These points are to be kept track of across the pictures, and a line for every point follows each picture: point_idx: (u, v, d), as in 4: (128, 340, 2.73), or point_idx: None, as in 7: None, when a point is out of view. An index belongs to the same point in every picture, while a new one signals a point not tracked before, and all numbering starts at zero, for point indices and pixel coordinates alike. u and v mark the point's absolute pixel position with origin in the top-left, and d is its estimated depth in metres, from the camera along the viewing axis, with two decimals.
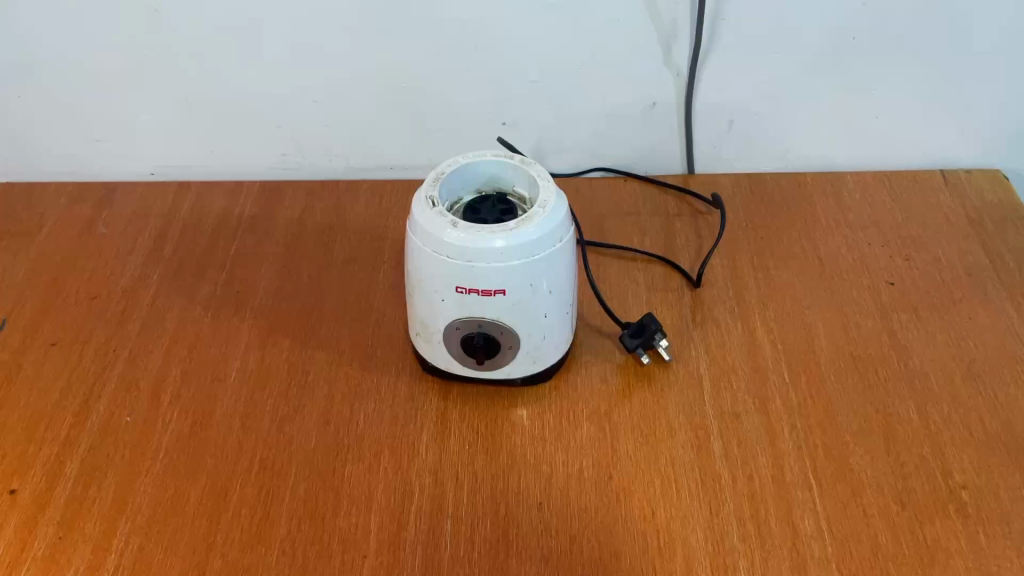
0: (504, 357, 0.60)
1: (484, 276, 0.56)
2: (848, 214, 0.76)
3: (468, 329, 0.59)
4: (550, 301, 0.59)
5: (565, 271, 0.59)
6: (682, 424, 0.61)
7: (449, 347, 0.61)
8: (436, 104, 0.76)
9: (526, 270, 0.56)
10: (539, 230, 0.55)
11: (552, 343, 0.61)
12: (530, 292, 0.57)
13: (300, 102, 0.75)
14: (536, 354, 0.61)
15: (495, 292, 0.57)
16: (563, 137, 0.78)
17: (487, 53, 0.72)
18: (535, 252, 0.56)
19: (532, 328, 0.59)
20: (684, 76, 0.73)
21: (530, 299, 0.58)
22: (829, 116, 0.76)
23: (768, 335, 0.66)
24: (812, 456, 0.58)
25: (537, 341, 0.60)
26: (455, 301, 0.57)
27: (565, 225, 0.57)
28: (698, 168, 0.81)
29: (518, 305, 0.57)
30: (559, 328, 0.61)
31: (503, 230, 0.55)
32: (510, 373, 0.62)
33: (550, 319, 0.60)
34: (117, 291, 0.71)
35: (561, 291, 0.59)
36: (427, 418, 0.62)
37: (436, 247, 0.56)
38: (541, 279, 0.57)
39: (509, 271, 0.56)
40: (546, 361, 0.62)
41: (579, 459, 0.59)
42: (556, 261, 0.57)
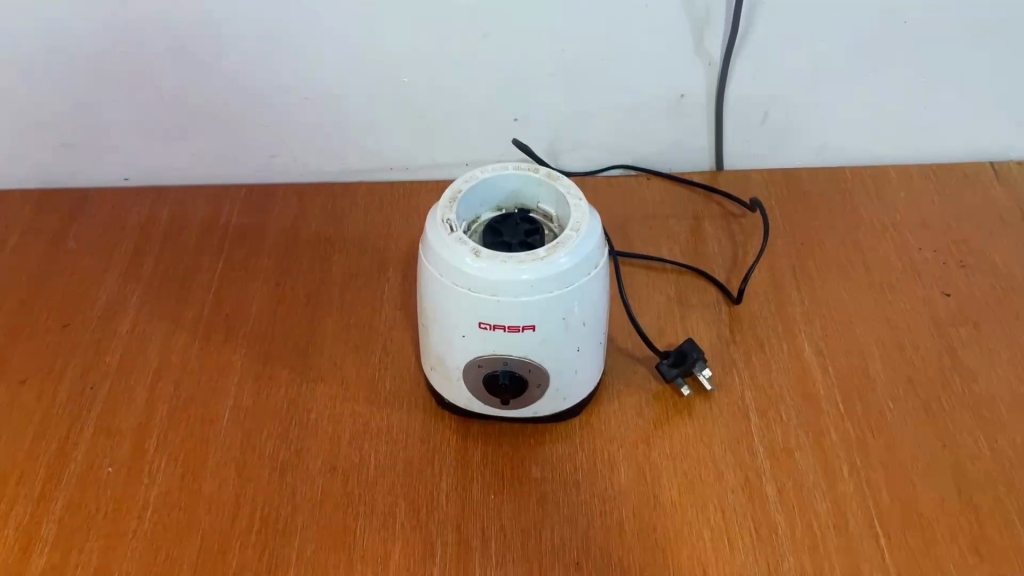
0: (532, 396, 0.54)
1: (510, 310, 0.49)
2: (895, 214, 0.70)
3: (493, 367, 0.52)
4: (583, 334, 0.52)
5: (600, 300, 0.52)
6: (730, 464, 0.55)
7: (470, 386, 0.54)
8: (441, 99, 0.68)
9: (558, 302, 0.49)
10: (572, 259, 0.49)
11: (584, 378, 0.55)
12: (562, 327, 0.51)
13: (290, 99, 0.68)
14: (567, 391, 0.55)
15: (522, 328, 0.50)
16: (582, 133, 0.71)
17: (499, 43, 0.64)
18: (569, 282, 0.49)
19: (563, 364, 0.53)
20: (716, 66, 0.66)
21: (562, 334, 0.51)
22: (873, 107, 0.69)
23: (817, 359, 0.60)
24: (875, 500, 0.53)
25: (568, 377, 0.54)
26: (477, 338, 0.51)
27: (599, 249, 0.51)
28: (728, 164, 0.74)
29: (548, 341, 0.51)
30: (592, 361, 0.55)
31: (532, 260, 0.48)
32: (537, 412, 0.56)
33: (583, 353, 0.53)
34: (92, 316, 0.64)
35: (595, 323, 0.53)
36: (445, 463, 0.55)
37: (456, 278, 0.49)
38: (574, 311, 0.50)
39: (539, 306, 0.49)
40: (577, 396, 0.56)
41: (617, 508, 0.53)
42: (591, 289, 0.51)
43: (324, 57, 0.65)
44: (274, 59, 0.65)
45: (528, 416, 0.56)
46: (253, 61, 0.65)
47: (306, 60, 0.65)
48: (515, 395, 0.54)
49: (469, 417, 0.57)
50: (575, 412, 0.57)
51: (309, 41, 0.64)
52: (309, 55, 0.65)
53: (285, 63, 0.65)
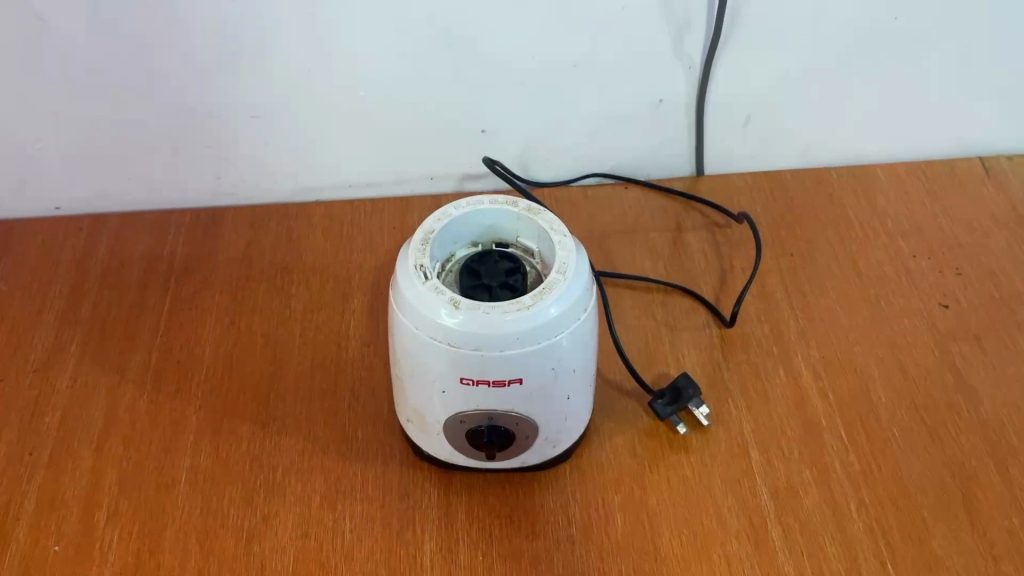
0: (518, 447, 0.50)
1: (495, 365, 0.44)
2: (885, 219, 0.67)
3: (476, 422, 0.48)
4: (573, 381, 0.48)
5: (590, 344, 0.48)
6: (732, 508, 0.51)
7: (452, 440, 0.50)
8: (401, 114, 0.63)
9: (548, 355, 0.45)
10: (561, 307, 0.44)
11: (573, 423, 0.51)
12: (551, 377, 0.46)
13: (235, 118, 0.62)
14: (556, 438, 0.51)
15: (509, 382, 0.46)
16: (554, 142, 0.66)
17: (463, 53, 0.59)
18: (558, 332, 0.45)
19: (553, 413, 0.49)
20: (696, 70, 0.61)
21: (551, 384, 0.47)
22: (860, 107, 0.66)
23: (816, 384, 0.57)
24: (886, 541, 0.50)
25: (557, 425, 0.50)
26: (459, 393, 0.46)
27: (588, 291, 0.46)
28: (708, 169, 0.70)
29: (537, 391, 0.47)
30: (582, 405, 0.51)
31: (517, 310, 0.43)
32: (526, 462, 0.52)
33: (573, 400, 0.49)
34: (27, 370, 0.58)
35: (586, 367, 0.49)
36: (428, 522, 0.51)
37: (433, 333, 0.44)
38: (564, 360, 0.46)
39: (527, 359, 0.45)
40: (566, 442, 0.52)
41: (616, 564, 0.49)
42: (581, 335, 0.47)
43: (272, 71, 0.59)
44: (216, 77, 0.59)
45: (515, 466, 0.52)
46: (192, 80, 0.59)
47: (252, 76, 0.59)
48: (501, 448, 0.49)
49: (450, 468, 0.53)
50: (564, 457, 0.53)
51: (254, 56, 0.58)
52: (255, 71, 0.59)
53: (228, 79, 0.59)
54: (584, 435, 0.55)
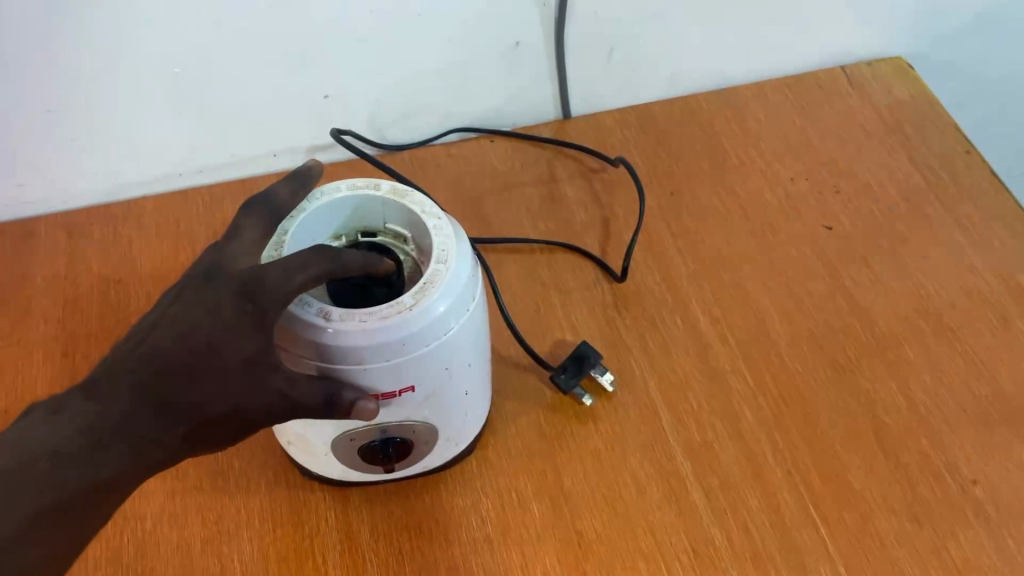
0: (417, 452, 0.45)
1: (384, 379, 0.38)
2: (758, 142, 0.65)
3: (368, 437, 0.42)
4: (470, 375, 0.43)
5: (484, 332, 0.43)
6: (650, 474, 0.49)
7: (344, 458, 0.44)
8: (231, 87, 0.55)
9: (442, 360, 0.40)
10: (449, 300, 0.38)
11: (473, 416, 0.46)
12: (447, 379, 0.41)
13: (27, 115, 0.52)
14: (457, 434, 0.46)
15: (401, 393, 0.40)
16: (408, 101, 0.60)
17: (288, 12, 0.51)
18: (446, 329, 0.38)
19: (450, 411, 0.44)
20: (551, 6, 0.56)
21: (445, 386, 0.42)
22: (722, 29, 0.63)
23: (714, 328, 0.55)
24: (805, 482, 0.49)
25: (458, 424, 0.45)
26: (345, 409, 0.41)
27: (474, 277, 0.41)
28: (574, 111, 0.66)
29: (431, 395, 0.42)
30: (480, 394, 0.46)
31: (397, 313, 0.37)
32: (428, 464, 0.47)
33: (469, 393, 0.44)
34: None
35: (480, 357, 0.44)
36: (329, 548, 0.46)
37: (303, 349, 0.37)
38: (458, 357, 0.41)
39: (419, 368, 0.39)
40: (468, 438, 0.48)
41: (540, 559, 0.46)
42: (473, 325, 0.41)
43: (65, 56, 0.50)
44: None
45: (416, 469, 0.47)
46: None
47: (38, 64, 0.50)
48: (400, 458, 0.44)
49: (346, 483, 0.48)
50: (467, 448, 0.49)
51: (41, 38, 0.48)
52: (44, 58, 0.49)
53: (9, 71, 0.49)
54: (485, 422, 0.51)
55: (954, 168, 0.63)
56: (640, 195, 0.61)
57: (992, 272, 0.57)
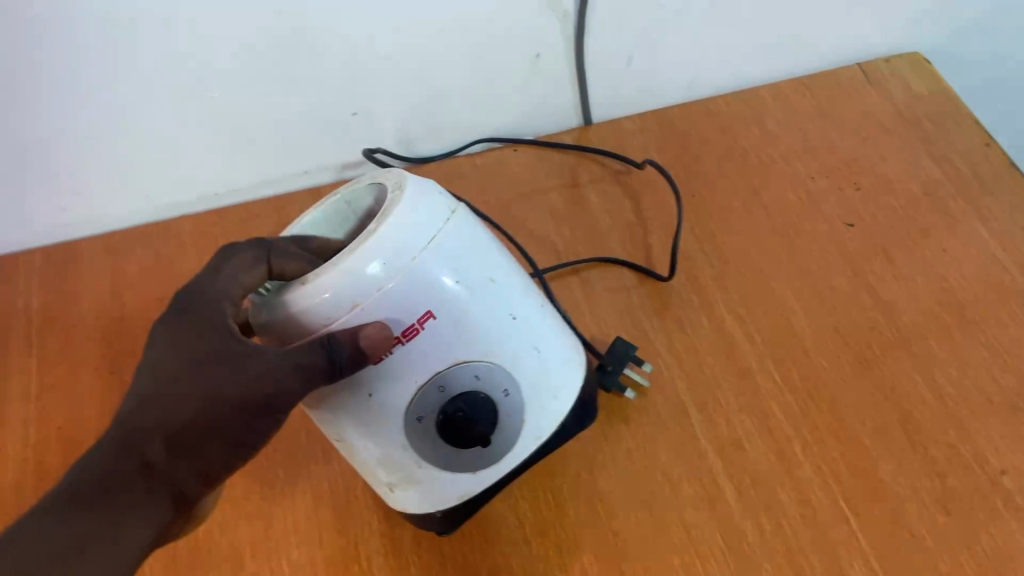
0: (508, 421, 0.42)
1: (394, 312, 0.37)
2: (778, 142, 0.66)
3: (452, 432, 0.40)
4: (502, 288, 0.41)
5: (488, 247, 0.41)
6: (682, 472, 0.50)
7: (441, 478, 0.42)
8: (263, 108, 0.57)
9: (439, 273, 0.38)
10: (391, 217, 0.37)
11: (548, 358, 0.43)
12: (470, 298, 0.39)
13: (70, 141, 0.54)
14: (536, 380, 0.42)
15: (423, 322, 0.38)
16: (433, 114, 0.62)
17: (316, 35, 0.53)
18: (420, 240, 0.37)
19: (507, 349, 0.41)
20: (570, 17, 0.58)
21: (478, 307, 0.39)
22: (739, 32, 0.64)
23: (741, 328, 0.56)
24: (836, 476, 0.50)
25: (532, 354, 0.42)
26: (417, 417, 0.40)
27: (424, 190, 0.39)
28: (594, 117, 0.67)
29: (473, 330, 0.39)
30: (542, 330, 0.43)
31: (359, 243, 0.36)
32: (540, 432, 0.44)
33: (523, 321, 0.42)
34: None
35: (507, 279, 0.41)
36: (375, 551, 0.48)
37: (297, 328, 0.37)
38: (466, 266, 0.39)
39: (417, 290, 0.37)
40: (560, 378, 0.44)
41: (579, 560, 0.47)
42: (463, 236, 0.39)
43: (105, 84, 0.52)
44: (43, 96, 0.51)
45: (526, 441, 0.43)
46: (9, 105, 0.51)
47: (80, 92, 0.52)
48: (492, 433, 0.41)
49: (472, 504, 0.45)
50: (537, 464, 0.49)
51: (82, 64, 0.50)
52: (83, 86, 0.51)
53: (52, 100, 0.52)
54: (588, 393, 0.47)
55: (974, 162, 0.63)
56: (676, 203, 0.62)
57: (1015, 263, 0.58)
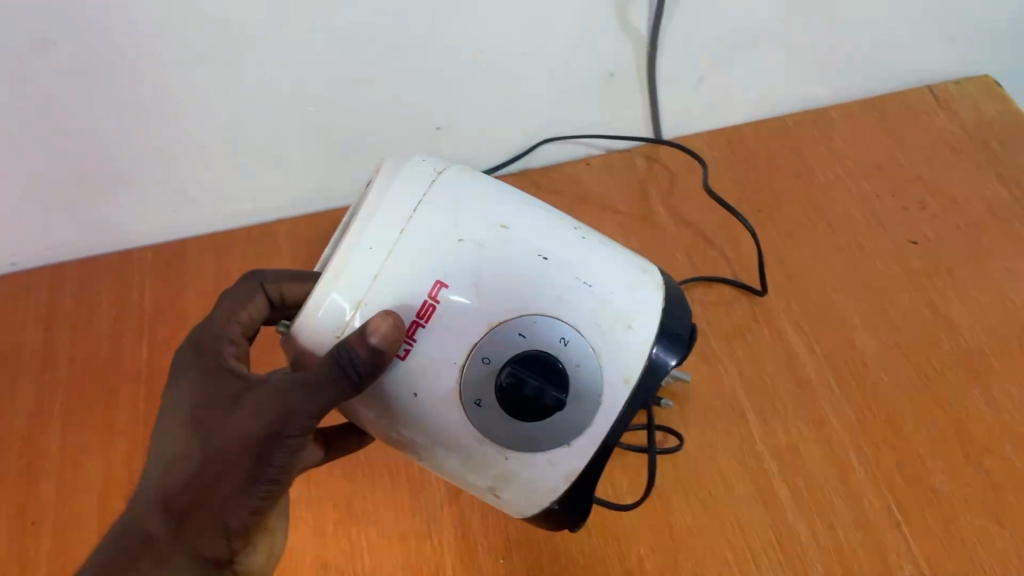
0: (576, 368, 0.39)
1: (397, 293, 0.37)
2: (845, 161, 0.67)
3: (519, 399, 0.38)
4: (516, 232, 0.39)
5: (495, 198, 0.40)
6: (739, 473, 0.53)
7: (537, 459, 0.39)
8: (355, 122, 0.62)
9: (435, 238, 0.38)
10: (365, 206, 0.38)
11: (604, 290, 0.40)
12: (484, 250, 0.39)
13: (183, 149, 0.60)
14: (595, 315, 0.39)
15: (436, 297, 0.38)
16: (511, 129, 0.66)
17: (407, 55, 0.58)
18: (397, 216, 0.38)
19: (545, 294, 0.39)
20: (643, 40, 0.61)
21: (494, 259, 0.39)
22: (809, 55, 0.66)
23: (801, 339, 0.58)
24: (889, 484, 0.51)
25: (574, 285, 0.39)
26: (478, 405, 0.38)
27: (403, 167, 0.40)
28: (665, 134, 0.70)
29: (503, 282, 0.38)
30: (590, 264, 0.40)
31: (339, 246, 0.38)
32: (629, 369, 0.39)
33: (558, 260, 0.40)
34: (14, 440, 0.57)
35: (528, 223, 0.40)
36: (446, 531, 0.51)
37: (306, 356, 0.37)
38: (460, 226, 0.38)
39: (417, 264, 0.37)
40: (612, 288, 0.40)
41: (636, 548, 0.50)
42: (451, 199, 0.39)
43: (218, 100, 0.57)
44: (163, 111, 0.57)
45: (615, 385, 0.39)
46: (133, 118, 0.57)
47: (196, 107, 0.57)
48: (557, 386, 0.38)
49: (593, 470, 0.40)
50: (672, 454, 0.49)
51: (199, 83, 0.56)
52: (199, 101, 0.57)
53: (170, 113, 0.57)
54: (683, 319, 0.42)
55: None
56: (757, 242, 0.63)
57: None
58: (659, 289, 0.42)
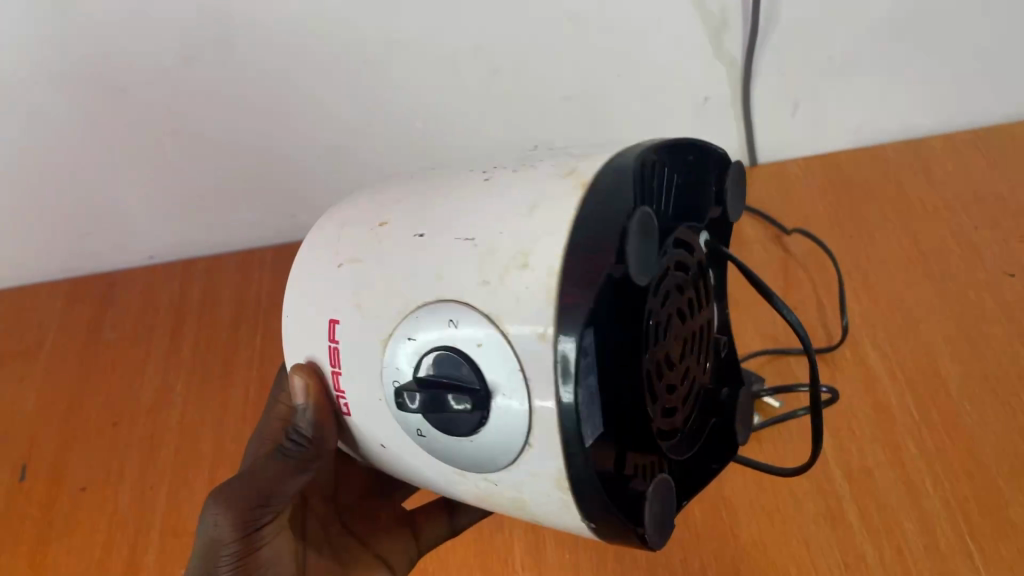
0: (479, 350, 0.30)
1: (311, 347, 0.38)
2: (943, 192, 0.67)
3: (436, 418, 0.31)
4: (398, 219, 0.36)
5: (409, 197, 0.37)
6: (808, 491, 0.53)
7: (513, 470, 0.31)
8: (458, 139, 0.66)
9: (331, 276, 0.37)
10: (290, 272, 0.39)
11: (490, 234, 0.31)
12: (378, 254, 0.35)
13: (302, 159, 0.66)
14: (482, 273, 0.31)
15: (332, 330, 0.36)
16: None
17: (509, 77, 0.62)
18: (298, 269, 0.39)
19: (431, 276, 0.32)
20: (738, 66, 0.63)
21: (388, 260, 0.34)
22: (909, 83, 0.66)
23: (883, 365, 0.58)
24: (964, 513, 0.51)
25: (455, 245, 0.32)
26: (423, 435, 0.33)
27: (330, 219, 0.40)
28: (760, 160, 0.72)
29: (394, 271, 0.34)
30: (485, 217, 0.32)
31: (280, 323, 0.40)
32: (536, 320, 0.28)
33: (437, 227, 0.34)
34: (140, 411, 0.64)
35: (421, 200, 0.36)
36: (516, 524, 0.54)
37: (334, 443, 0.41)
38: (345, 248, 0.37)
39: (316, 305, 0.37)
40: (504, 217, 0.32)
41: (699, 555, 0.51)
42: (345, 229, 0.38)
43: (336, 116, 0.63)
44: (287, 124, 0.62)
45: (535, 351, 0.28)
46: (261, 129, 0.63)
47: (315, 121, 0.63)
48: (459, 390, 0.30)
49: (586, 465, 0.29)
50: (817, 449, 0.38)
51: (319, 100, 0.61)
52: (318, 117, 0.62)
53: (294, 126, 0.63)
54: (614, 204, 0.29)
55: None
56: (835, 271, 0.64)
57: None
58: (576, 186, 0.30)
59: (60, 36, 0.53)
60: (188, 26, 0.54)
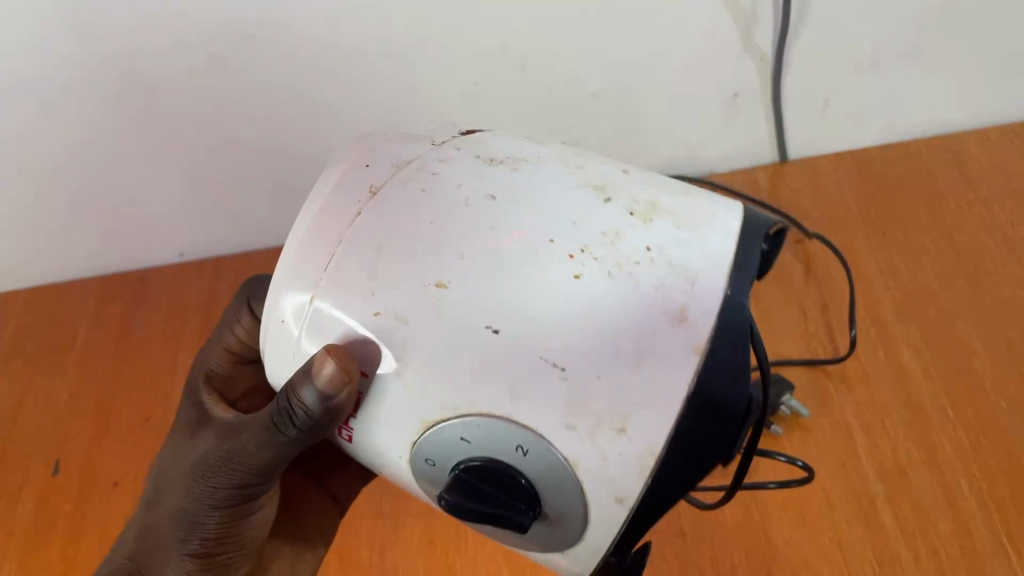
0: (540, 475, 0.30)
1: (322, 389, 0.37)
2: (979, 187, 0.66)
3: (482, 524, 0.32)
4: (465, 270, 0.31)
5: (456, 224, 0.32)
6: (841, 490, 0.52)
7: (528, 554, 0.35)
8: None
9: (348, 300, 0.32)
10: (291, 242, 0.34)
11: (588, 374, 0.29)
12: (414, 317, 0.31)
13: (333, 156, 0.66)
14: (570, 416, 0.29)
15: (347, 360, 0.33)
16: (632, 148, 0.69)
17: (537, 73, 0.61)
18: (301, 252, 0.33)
19: (501, 389, 0.30)
20: (769, 61, 0.62)
21: (433, 327, 0.30)
22: (943, 78, 0.65)
23: (918, 363, 0.57)
24: (1001, 514, 0.50)
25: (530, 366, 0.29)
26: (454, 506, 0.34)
27: (337, 183, 0.34)
28: (791, 156, 0.71)
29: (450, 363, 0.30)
30: (573, 329, 0.29)
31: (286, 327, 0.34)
32: (621, 485, 0.29)
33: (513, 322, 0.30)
34: (171, 408, 0.64)
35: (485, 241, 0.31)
36: None
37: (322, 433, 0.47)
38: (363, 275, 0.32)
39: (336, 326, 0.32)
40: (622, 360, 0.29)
41: (729, 554, 0.51)
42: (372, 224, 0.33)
43: (363, 113, 0.63)
44: (316, 121, 0.63)
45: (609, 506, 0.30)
46: (288, 126, 0.63)
47: (343, 117, 0.63)
48: (512, 511, 0.31)
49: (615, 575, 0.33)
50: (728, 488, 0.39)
51: (347, 97, 0.61)
52: (346, 114, 0.62)
53: (321, 124, 0.63)
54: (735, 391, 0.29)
55: None
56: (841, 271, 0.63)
57: None
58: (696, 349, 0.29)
59: (91, 35, 0.54)
60: (214, 25, 0.55)
